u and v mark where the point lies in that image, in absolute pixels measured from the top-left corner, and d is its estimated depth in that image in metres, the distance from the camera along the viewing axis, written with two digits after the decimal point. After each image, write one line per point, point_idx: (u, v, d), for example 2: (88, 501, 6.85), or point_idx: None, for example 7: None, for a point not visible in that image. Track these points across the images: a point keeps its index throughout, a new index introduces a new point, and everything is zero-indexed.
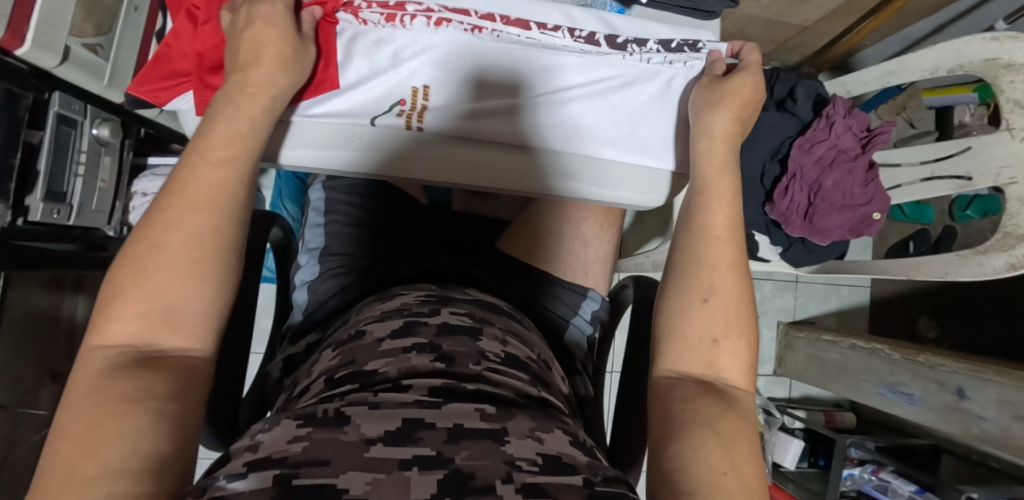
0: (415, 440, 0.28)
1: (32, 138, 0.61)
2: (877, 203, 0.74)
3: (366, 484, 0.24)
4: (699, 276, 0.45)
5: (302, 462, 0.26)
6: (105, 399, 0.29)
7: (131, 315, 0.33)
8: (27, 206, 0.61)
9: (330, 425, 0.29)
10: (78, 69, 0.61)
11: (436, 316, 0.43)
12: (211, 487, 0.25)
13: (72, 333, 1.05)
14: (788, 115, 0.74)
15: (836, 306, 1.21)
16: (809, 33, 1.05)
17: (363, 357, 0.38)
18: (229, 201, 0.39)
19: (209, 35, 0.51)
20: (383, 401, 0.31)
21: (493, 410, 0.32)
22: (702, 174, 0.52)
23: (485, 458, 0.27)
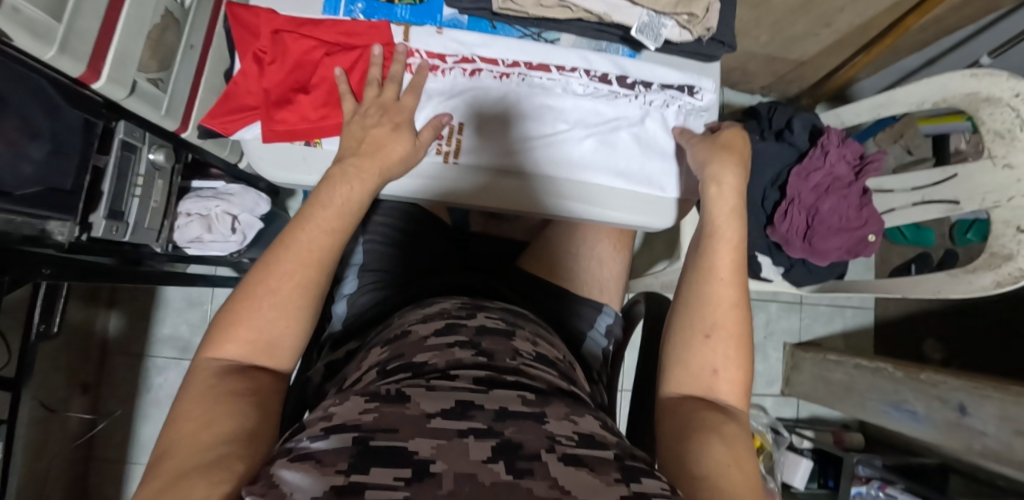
0: (469, 417, 0.32)
1: (99, 162, 0.67)
2: (872, 226, 0.79)
3: (433, 448, 0.29)
4: (704, 316, 0.50)
5: (374, 428, 0.30)
6: (220, 393, 0.38)
7: (243, 340, 0.42)
8: (91, 223, 0.68)
9: (393, 401, 0.33)
10: (143, 101, 0.67)
11: (474, 319, 0.48)
12: (297, 447, 0.30)
13: (104, 347, 1.10)
14: (786, 146, 0.81)
15: (841, 327, 1.24)
16: (806, 68, 1.12)
17: (411, 351, 0.43)
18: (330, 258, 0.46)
19: (277, 73, 0.58)
20: (438, 384, 0.36)
21: (533, 396, 0.36)
22: (713, 218, 0.55)
23: (531, 432, 0.31)
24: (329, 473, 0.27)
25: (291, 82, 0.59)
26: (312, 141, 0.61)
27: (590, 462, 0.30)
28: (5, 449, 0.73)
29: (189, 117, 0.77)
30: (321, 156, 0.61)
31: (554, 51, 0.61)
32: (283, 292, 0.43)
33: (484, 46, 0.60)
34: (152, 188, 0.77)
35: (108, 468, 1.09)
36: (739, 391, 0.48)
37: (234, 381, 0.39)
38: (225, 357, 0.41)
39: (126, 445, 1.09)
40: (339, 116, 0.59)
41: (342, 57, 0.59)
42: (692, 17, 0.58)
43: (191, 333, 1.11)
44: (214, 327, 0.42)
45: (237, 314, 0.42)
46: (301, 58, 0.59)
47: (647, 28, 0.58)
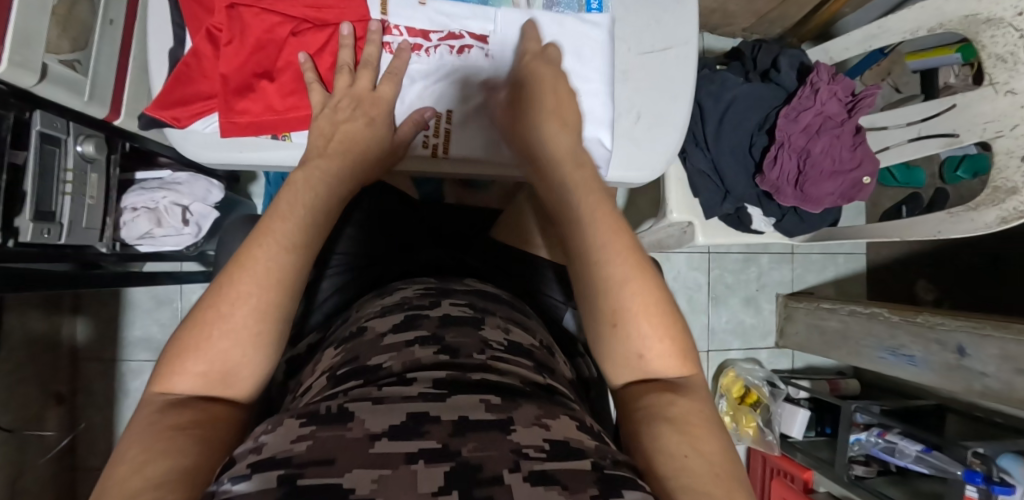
0: (421, 434, 0.28)
1: (17, 158, 0.60)
2: (867, 167, 0.74)
3: (373, 482, 0.24)
4: (601, 303, 0.38)
5: (307, 462, 0.25)
6: (160, 429, 0.31)
7: (193, 372, 0.35)
8: (17, 227, 0.61)
9: (334, 421, 0.29)
10: (58, 86, 0.60)
11: (438, 308, 0.43)
12: (217, 490, 0.25)
13: (74, 354, 1.04)
14: (772, 85, 0.77)
15: (834, 274, 1.21)
16: (790, 4, 1.05)
17: (366, 353, 0.38)
18: (294, 276, 0.38)
19: (233, 55, 0.47)
20: (387, 397, 0.31)
21: (499, 400, 0.32)
22: (565, 204, 0.43)
23: (493, 449, 0.27)
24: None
25: (253, 64, 0.48)
26: (281, 135, 0.50)
27: (562, 482, 0.26)
28: None
29: (119, 101, 0.71)
30: (292, 153, 0.50)
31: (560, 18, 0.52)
32: (235, 318, 0.36)
33: (476, 18, 0.51)
34: (86, 182, 0.69)
35: (95, 478, 1.05)
36: (680, 360, 0.38)
37: (184, 412, 0.33)
38: (177, 391, 0.34)
39: (109, 453, 1.05)
40: (309, 106, 0.49)
41: (312, 38, 0.49)
42: None
43: (164, 333, 1.06)
44: (165, 355, 0.36)
45: (181, 343, 0.35)
46: (262, 37, 0.47)
47: None
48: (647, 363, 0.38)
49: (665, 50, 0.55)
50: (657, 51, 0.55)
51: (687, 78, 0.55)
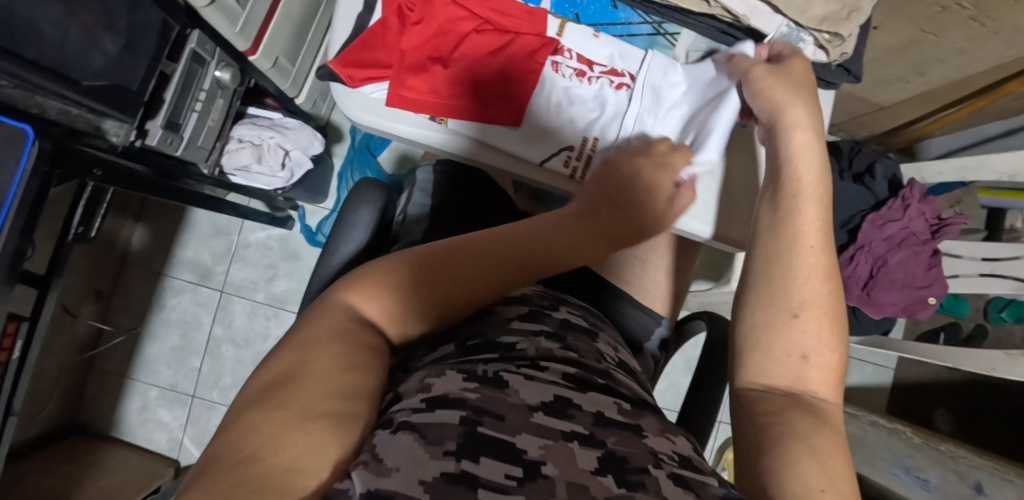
0: (568, 417, 0.30)
1: (167, 69, 0.64)
2: (936, 289, 0.76)
3: (540, 448, 0.27)
4: (787, 293, 0.39)
5: (481, 410, 0.28)
6: (344, 339, 0.31)
7: (374, 302, 0.34)
8: (148, 130, 0.64)
9: (492, 384, 0.31)
10: (220, 13, 0.63)
11: (557, 312, 0.46)
12: (396, 421, 0.27)
13: (123, 257, 1.07)
14: (864, 189, 0.78)
15: (858, 381, 1.20)
16: (884, 113, 1.09)
17: (494, 330, 0.39)
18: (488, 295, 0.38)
19: (418, 35, 0.51)
20: (536, 376, 0.33)
21: (628, 407, 0.34)
22: (790, 168, 0.44)
23: (635, 447, 0.29)
24: (437, 454, 0.24)
25: (433, 48, 0.52)
26: (438, 118, 0.51)
27: (696, 487, 0.28)
28: (18, 373, 0.60)
29: (260, 39, 0.73)
30: (441, 137, 0.52)
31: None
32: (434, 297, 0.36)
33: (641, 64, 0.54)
34: (212, 106, 0.73)
35: (107, 381, 1.07)
36: (832, 385, 0.38)
37: (362, 330, 0.33)
38: (362, 311, 0.34)
39: (128, 360, 1.07)
40: (471, 98, 0.51)
41: (491, 36, 0.52)
42: (834, 37, 0.49)
43: (213, 261, 1.08)
44: (362, 272, 0.36)
45: (378, 274, 0.35)
46: (445, 25, 0.52)
47: (782, 40, 0.51)
48: (803, 372, 0.38)
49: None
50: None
51: None
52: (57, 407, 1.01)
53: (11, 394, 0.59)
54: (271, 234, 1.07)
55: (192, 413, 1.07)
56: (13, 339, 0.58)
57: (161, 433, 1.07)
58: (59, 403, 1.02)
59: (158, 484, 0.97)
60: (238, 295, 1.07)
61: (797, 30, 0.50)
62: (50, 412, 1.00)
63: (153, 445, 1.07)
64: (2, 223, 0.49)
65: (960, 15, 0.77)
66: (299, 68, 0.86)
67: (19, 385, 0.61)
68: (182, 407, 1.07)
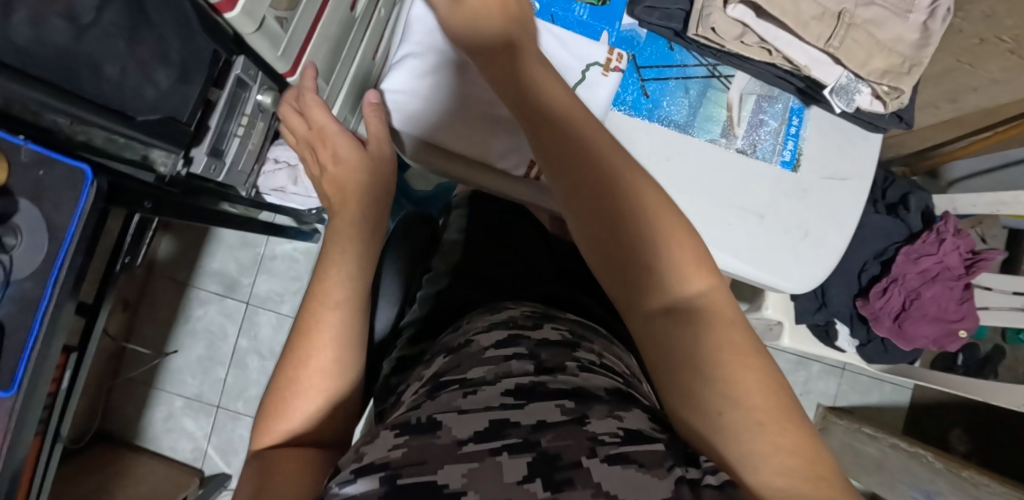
0: (503, 436, 0.31)
1: (213, 96, 0.63)
2: (968, 322, 0.76)
3: (462, 477, 0.27)
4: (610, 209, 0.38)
5: (404, 463, 0.28)
6: (272, 465, 0.37)
7: (283, 428, 0.40)
8: (193, 158, 0.64)
9: (422, 431, 0.31)
10: (265, 38, 0.61)
11: (539, 331, 0.47)
12: (329, 491, 0.27)
13: (150, 267, 1.07)
14: (898, 222, 0.79)
15: (876, 400, 1.21)
16: (912, 136, 1.08)
17: (467, 363, 0.41)
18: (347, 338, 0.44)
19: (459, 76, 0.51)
20: (471, 407, 0.34)
21: (572, 404, 0.34)
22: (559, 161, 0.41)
23: (568, 440, 0.30)
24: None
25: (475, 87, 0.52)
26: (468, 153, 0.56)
27: (639, 460, 0.29)
28: (65, 399, 0.60)
29: (299, 61, 0.71)
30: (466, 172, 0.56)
31: (762, 127, 0.57)
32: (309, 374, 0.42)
33: (692, 109, 0.56)
34: (253, 129, 0.73)
35: (134, 389, 1.08)
36: (701, 267, 0.37)
37: (283, 453, 0.38)
38: (275, 438, 0.40)
39: (154, 369, 1.08)
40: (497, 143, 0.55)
41: None
42: (894, 90, 0.50)
43: (239, 272, 1.08)
44: (261, 417, 0.42)
45: (269, 410, 0.41)
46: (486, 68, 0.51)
47: (841, 91, 0.51)
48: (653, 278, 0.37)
49: (844, 180, 0.58)
50: (837, 179, 0.58)
51: (855, 212, 0.58)
52: (84, 416, 1.02)
53: (58, 421, 0.60)
54: (297, 247, 1.08)
55: (216, 423, 1.08)
56: (63, 369, 0.58)
57: (186, 442, 1.08)
58: (87, 412, 1.02)
59: (185, 493, 0.98)
60: (263, 306, 1.08)
61: (855, 82, 0.51)
62: (78, 421, 1.01)
63: (177, 453, 1.08)
64: (61, 261, 0.50)
65: (998, 47, 0.77)
66: (333, 86, 0.85)
67: (65, 410, 0.61)
68: (207, 416, 1.08)
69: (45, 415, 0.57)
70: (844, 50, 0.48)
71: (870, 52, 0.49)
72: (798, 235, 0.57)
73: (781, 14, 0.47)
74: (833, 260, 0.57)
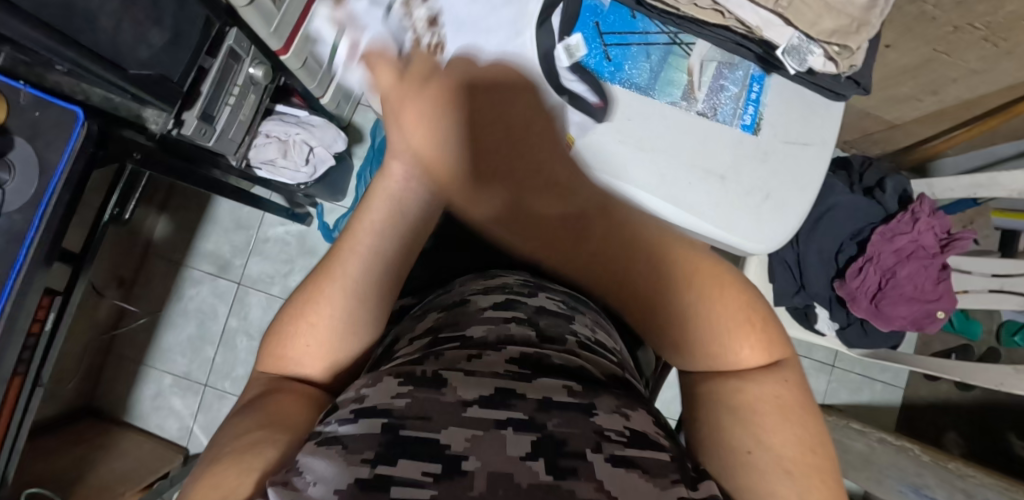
0: (508, 406, 0.29)
1: (205, 63, 0.67)
2: (945, 302, 0.76)
3: (466, 440, 0.26)
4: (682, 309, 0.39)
5: (406, 415, 0.27)
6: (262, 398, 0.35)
7: (291, 357, 0.38)
8: (184, 120, 0.67)
9: (430, 385, 0.30)
10: (257, 13, 0.65)
11: (535, 298, 0.45)
12: (324, 431, 0.28)
13: (147, 247, 1.10)
14: (874, 203, 0.80)
15: (867, 399, 1.19)
16: (897, 131, 1.10)
17: (466, 322, 0.41)
18: (366, 291, 0.39)
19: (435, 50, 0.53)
20: (476, 370, 0.32)
21: (580, 388, 0.32)
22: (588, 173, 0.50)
23: (577, 427, 0.28)
24: (354, 462, 0.23)
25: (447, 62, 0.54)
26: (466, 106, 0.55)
27: (645, 465, 0.27)
28: (46, 345, 0.62)
29: (292, 39, 0.75)
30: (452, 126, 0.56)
31: (722, 91, 0.58)
32: (319, 314, 0.38)
33: (652, 72, 0.58)
34: (244, 101, 0.76)
35: (125, 365, 1.10)
36: (764, 340, 0.36)
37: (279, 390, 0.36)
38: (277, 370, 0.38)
39: (146, 346, 1.10)
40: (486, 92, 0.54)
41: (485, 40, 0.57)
42: (844, 50, 0.52)
43: (233, 254, 1.11)
44: (271, 337, 0.39)
45: (278, 335, 0.38)
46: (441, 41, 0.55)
47: (793, 51, 0.54)
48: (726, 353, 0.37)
49: (806, 146, 0.59)
50: (799, 144, 0.59)
51: (817, 177, 0.59)
52: (73, 389, 1.04)
53: (39, 365, 0.62)
54: (289, 230, 1.10)
55: (204, 402, 1.09)
56: (46, 312, 0.61)
57: (172, 420, 1.09)
58: (78, 385, 1.05)
59: (167, 469, 0.99)
60: (254, 288, 1.10)
61: (801, 43, 0.53)
62: (67, 394, 1.02)
63: (163, 431, 1.09)
64: (51, 193, 0.54)
65: (972, 35, 0.78)
66: (326, 68, 0.89)
67: (48, 355, 0.63)
68: (194, 395, 1.09)
69: (27, 356, 0.60)
70: (793, 10, 0.51)
71: (819, 13, 0.51)
72: (761, 197, 0.58)
73: None
74: (795, 223, 0.58)
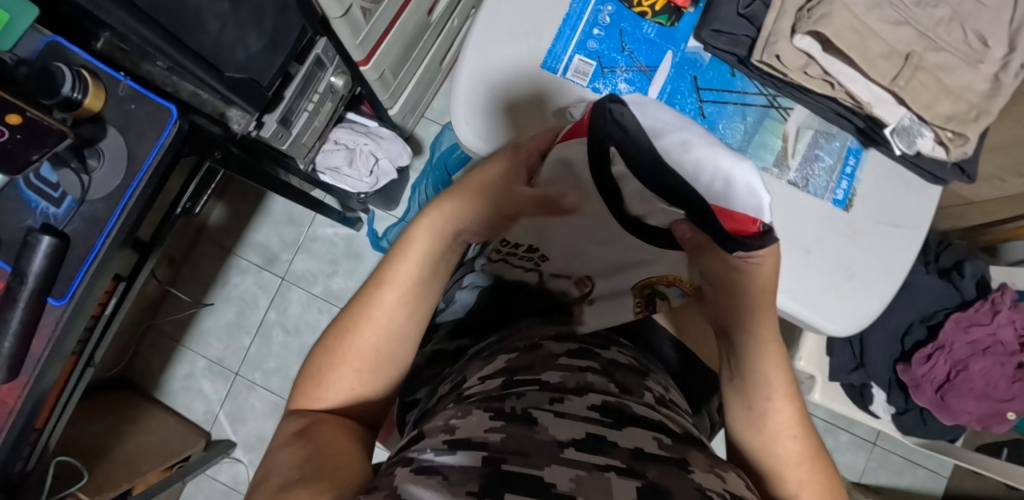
0: (605, 452, 0.29)
1: (292, 70, 0.68)
2: (1018, 404, 0.71)
3: (571, 480, 0.25)
4: (779, 490, 0.44)
5: (505, 450, 0.27)
6: (313, 423, 0.40)
7: (336, 386, 0.43)
8: (264, 123, 0.68)
9: (520, 422, 0.31)
10: (347, 26, 0.65)
11: (608, 352, 0.45)
12: (420, 457, 0.28)
13: (200, 230, 1.12)
14: (950, 287, 0.76)
15: (906, 484, 1.13)
16: (972, 209, 1.05)
17: (541, 366, 0.39)
18: (403, 324, 0.44)
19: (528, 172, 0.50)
20: (566, 411, 0.33)
21: (670, 441, 0.33)
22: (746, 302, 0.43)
23: (677, 483, 0.28)
24: (460, 494, 0.23)
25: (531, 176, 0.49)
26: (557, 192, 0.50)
27: None
28: (104, 328, 0.64)
29: (373, 51, 0.75)
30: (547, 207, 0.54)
31: (817, 161, 0.56)
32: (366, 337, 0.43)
33: (747, 135, 0.56)
34: (321, 108, 0.78)
35: (162, 342, 1.12)
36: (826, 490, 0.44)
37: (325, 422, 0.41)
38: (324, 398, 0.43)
39: (185, 326, 1.12)
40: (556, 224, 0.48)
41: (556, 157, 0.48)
42: (958, 136, 0.50)
43: (281, 248, 1.12)
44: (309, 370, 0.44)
45: (320, 364, 0.43)
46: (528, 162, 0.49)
47: (903, 131, 0.51)
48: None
49: (898, 227, 0.56)
50: (890, 225, 0.56)
51: (908, 263, 0.56)
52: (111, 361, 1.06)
53: (95, 345, 0.64)
54: (338, 232, 1.11)
55: (232, 390, 1.10)
56: (109, 296, 0.63)
57: (199, 403, 1.11)
58: (116, 357, 1.07)
59: (188, 453, 1.00)
60: (297, 285, 1.11)
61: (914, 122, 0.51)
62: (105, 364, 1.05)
63: (189, 412, 1.10)
64: (132, 191, 0.55)
65: None
66: (400, 80, 0.90)
67: (102, 338, 0.65)
68: (224, 381, 1.11)
69: (86, 336, 0.61)
70: (909, 90, 0.49)
71: (937, 96, 0.49)
72: (846, 276, 0.55)
73: (846, 48, 0.48)
74: (880, 308, 0.55)
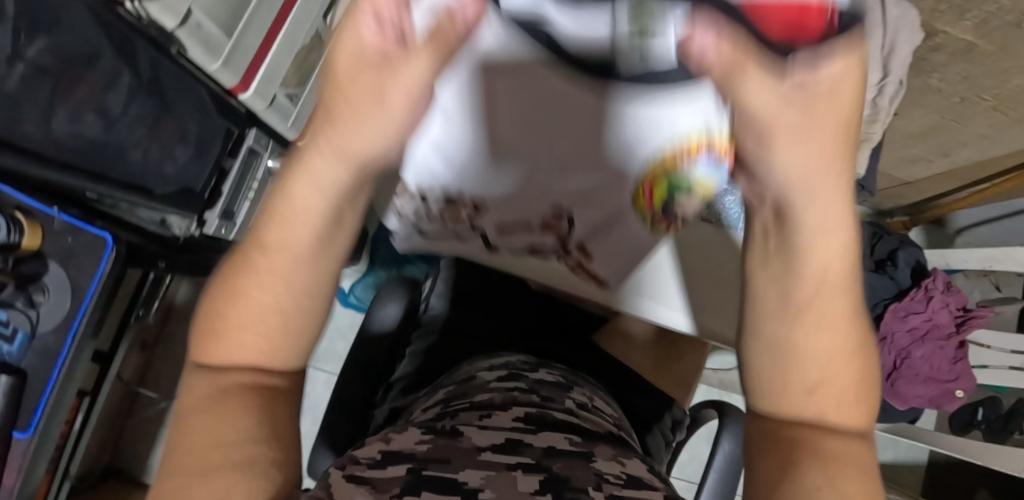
0: (518, 452, 0.30)
1: (225, 164, 0.70)
2: (963, 382, 0.76)
3: (482, 478, 0.26)
4: (787, 407, 0.31)
5: (429, 458, 0.28)
6: (199, 418, 0.28)
7: (235, 340, 0.31)
8: (206, 220, 0.71)
9: (446, 435, 0.32)
10: (277, 115, 0.67)
11: (536, 373, 0.51)
12: (348, 467, 0.28)
13: (169, 311, 1.13)
14: (887, 279, 0.79)
15: (890, 457, 1.16)
16: (910, 188, 1.10)
17: (474, 392, 0.44)
18: (303, 271, 0.32)
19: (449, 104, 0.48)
20: (490, 424, 0.35)
21: (580, 439, 0.35)
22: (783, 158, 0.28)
23: (577, 469, 0.29)
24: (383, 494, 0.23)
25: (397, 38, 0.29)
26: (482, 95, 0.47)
27: None
28: (75, 441, 0.66)
29: None
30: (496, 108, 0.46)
31: None
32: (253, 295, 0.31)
33: None
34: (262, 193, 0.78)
35: (146, 425, 1.13)
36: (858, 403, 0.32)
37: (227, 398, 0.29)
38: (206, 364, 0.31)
39: (168, 406, 1.13)
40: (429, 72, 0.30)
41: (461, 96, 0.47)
42: None
43: None
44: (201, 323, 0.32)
45: (214, 318, 0.31)
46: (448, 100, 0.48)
47: None
48: (823, 416, 0.30)
49: None
50: None
51: None
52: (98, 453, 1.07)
53: (68, 459, 0.66)
54: None
55: None
56: (76, 412, 0.64)
57: None
58: (102, 448, 1.08)
59: None
60: None
61: None
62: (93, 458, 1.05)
63: None
64: (81, 317, 0.59)
65: (981, 106, 0.78)
66: None
67: (74, 451, 0.67)
68: None
69: (56, 455, 0.63)
70: None
71: None
72: None
73: None
74: None
